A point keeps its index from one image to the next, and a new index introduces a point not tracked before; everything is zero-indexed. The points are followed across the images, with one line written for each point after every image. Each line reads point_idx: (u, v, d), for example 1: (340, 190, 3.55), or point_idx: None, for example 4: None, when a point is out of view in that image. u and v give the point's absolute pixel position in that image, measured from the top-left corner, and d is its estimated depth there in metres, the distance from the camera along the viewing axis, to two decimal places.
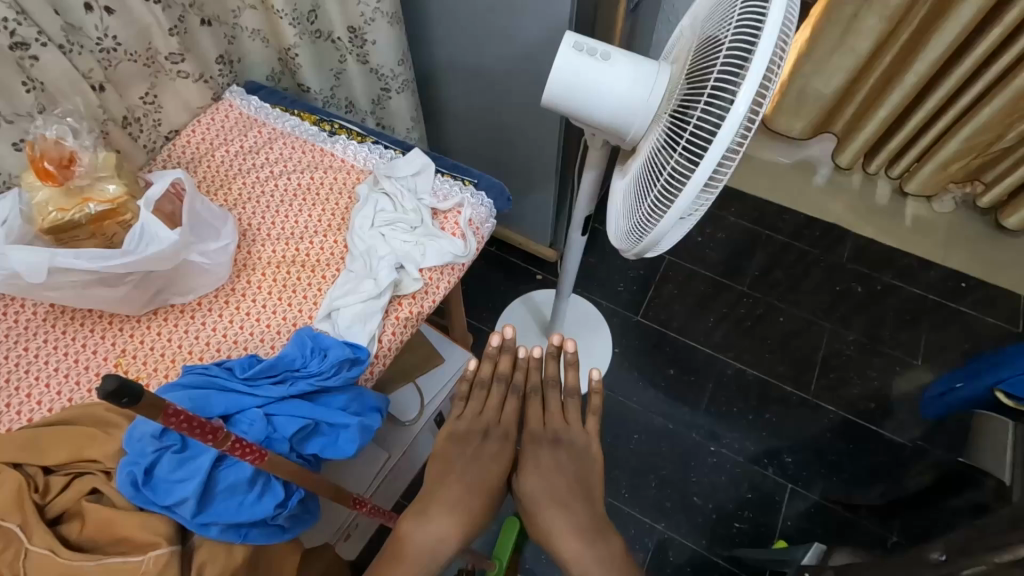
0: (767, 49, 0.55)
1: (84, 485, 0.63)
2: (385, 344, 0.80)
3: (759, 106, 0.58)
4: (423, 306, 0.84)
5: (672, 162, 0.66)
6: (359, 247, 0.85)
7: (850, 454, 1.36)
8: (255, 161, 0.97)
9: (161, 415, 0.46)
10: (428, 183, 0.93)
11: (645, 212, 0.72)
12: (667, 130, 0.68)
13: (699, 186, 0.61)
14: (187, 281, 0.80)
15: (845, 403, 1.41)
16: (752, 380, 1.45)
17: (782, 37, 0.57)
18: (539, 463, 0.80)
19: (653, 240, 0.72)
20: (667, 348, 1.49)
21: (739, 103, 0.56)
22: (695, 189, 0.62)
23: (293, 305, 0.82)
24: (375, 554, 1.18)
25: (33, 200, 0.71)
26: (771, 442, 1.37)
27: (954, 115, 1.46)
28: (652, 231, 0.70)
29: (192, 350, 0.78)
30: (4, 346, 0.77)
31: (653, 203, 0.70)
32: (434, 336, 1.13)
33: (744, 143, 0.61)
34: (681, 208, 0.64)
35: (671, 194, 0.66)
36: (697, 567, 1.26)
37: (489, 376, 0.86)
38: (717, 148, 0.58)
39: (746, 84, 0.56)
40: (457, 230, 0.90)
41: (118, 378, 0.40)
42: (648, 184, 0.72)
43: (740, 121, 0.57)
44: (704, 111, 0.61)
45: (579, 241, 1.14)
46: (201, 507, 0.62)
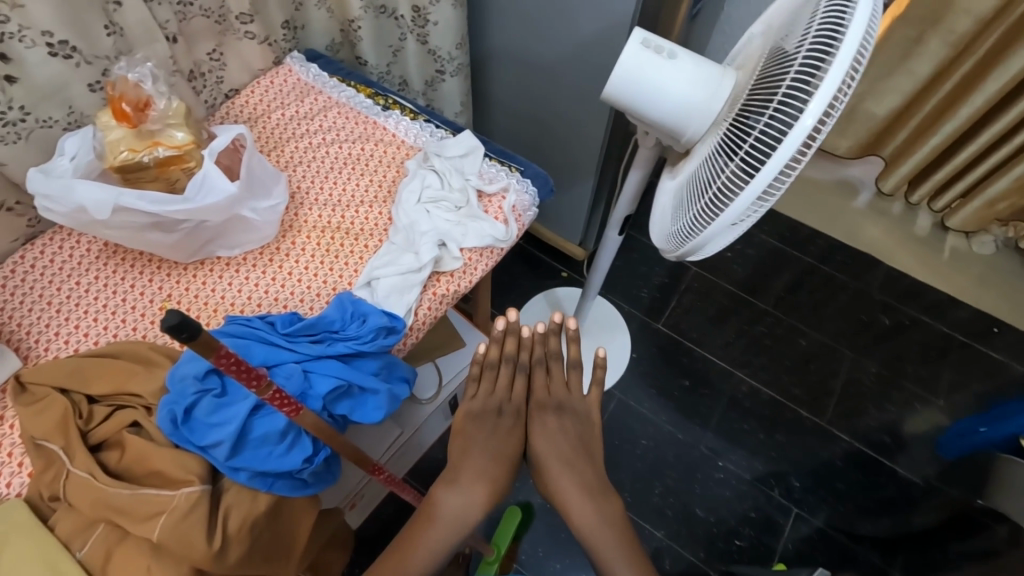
0: (844, 63, 0.55)
1: (125, 418, 0.65)
2: (421, 317, 0.82)
3: (827, 121, 0.57)
4: (460, 285, 0.85)
5: (727, 171, 0.66)
6: (403, 221, 0.87)
7: (859, 484, 1.34)
8: (309, 127, 0.99)
9: (213, 354, 0.47)
10: (475, 165, 0.94)
11: (693, 217, 0.72)
12: (728, 137, 0.68)
13: (754, 195, 0.60)
14: (236, 235, 0.82)
15: (859, 433, 1.39)
16: (766, 400, 1.44)
17: (861, 52, 0.56)
18: (547, 428, 0.81)
19: (697, 246, 0.71)
20: (684, 358, 1.49)
21: (805, 117, 0.55)
22: (748, 199, 0.61)
23: (335, 270, 0.84)
24: (377, 523, 1.21)
25: (106, 139, 0.73)
26: (779, 463, 1.37)
27: (1006, 152, 1.43)
28: (697, 236, 0.70)
29: (234, 303, 0.81)
30: (58, 278, 0.80)
31: (702, 209, 0.70)
32: (455, 319, 1.14)
33: (803, 160, 0.59)
34: (732, 217, 0.63)
35: (722, 201, 0.65)
36: None
37: (497, 359, 0.82)
38: (777, 158, 0.57)
39: (816, 99, 0.55)
40: (500, 214, 0.91)
41: (180, 314, 0.42)
42: (700, 190, 0.71)
43: (806, 132, 0.56)
44: (769, 120, 0.61)
45: (614, 240, 1.13)
46: (234, 452, 0.64)
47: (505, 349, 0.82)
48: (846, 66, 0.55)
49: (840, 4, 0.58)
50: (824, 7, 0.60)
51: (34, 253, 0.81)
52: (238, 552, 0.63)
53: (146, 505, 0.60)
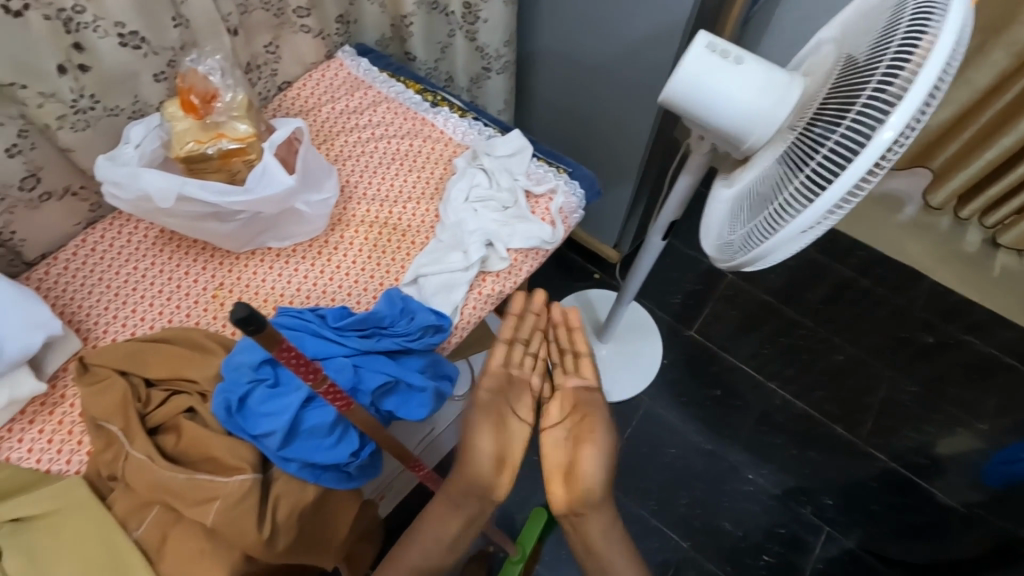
0: (930, 75, 0.52)
1: (181, 403, 0.67)
2: (466, 316, 0.82)
3: (907, 136, 0.55)
4: (505, 285, 0.85)
5: (790, 187, 0.64)
6: (450, 219, 0.87)
7: (894, 507, 1.30)
8: (358, 121, 0.99)
9: (275, 347, 0.48)
10: (523, 165, 0.93)
11: (750, 230, 0.71)
12: (794, 152, 0.66)
13: (821, 210, 0.58)
14: (289, 227, 0.83)
15: (895, 453, 1.35)
16: (799, 414, 1.40)
17: (948, 64, 0.54)
18: None
19: (754, 259, 0.70)
20: (715, 367, 1.46)
21: (879, 137, 0.53)
22: (815, 214, 0.59)
23: (382, 266, 0.85)
24: (402, 516, 1.22)
25: (174, 130, 0.74)
26: (809, 479, 1.33)
27: None
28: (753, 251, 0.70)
29: (283, 294, 0.82)
30: (117, 262, 0.82)
31: (761, 223, 0.69)
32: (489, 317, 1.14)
33: (874, 179, 0.58)
34: (795, 231, 0.62)
35: (786, 214, 0.64)
36: None
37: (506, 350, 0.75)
38: (848, 175, 0.56)
39: (893, 119, 0.53)
40: (547, 216, 0.90)
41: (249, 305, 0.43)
42: (760, 204, 0.70)
43: (880, 151, 0.54)
44: (843, 132, 0.59)
45: (656, 244, 1.12)
46: (285, 442, 0.65)
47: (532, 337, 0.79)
48: (931, 83, 0.52)
49: (927, 16, 0.55)
50: (909, 18, 0.57)
51: (96, 237, 0.84)
52: (285, 541, 0.64)
53: (199, 491, 0.61)
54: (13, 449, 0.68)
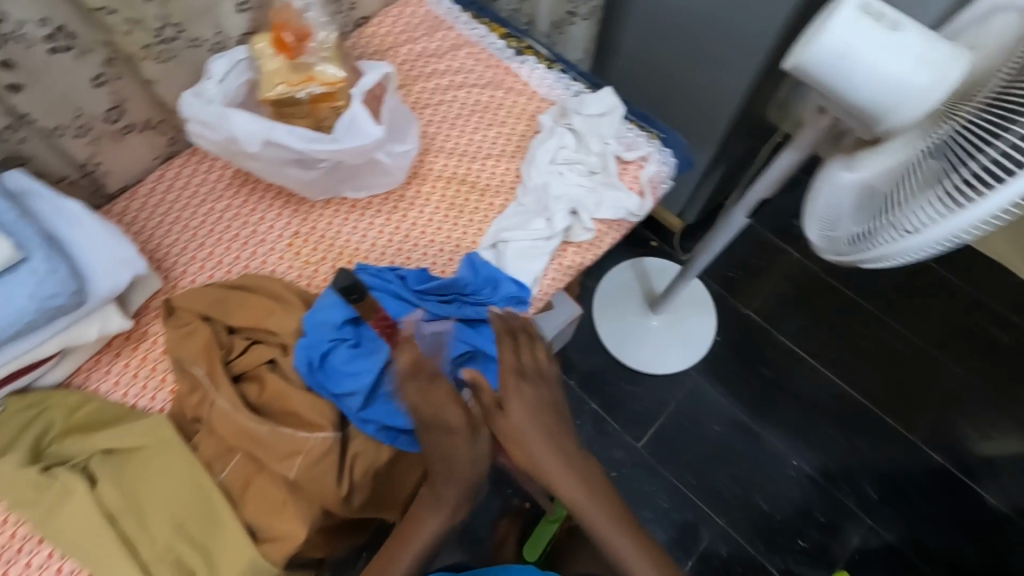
0: None
1: (264, 354, 0.67)
2: (544, 288, 0.78)
3: None
4: (585, 258, 0.80)
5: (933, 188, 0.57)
6: (535, 182, 0.82)
7: (943, 506, 1.25)
8: (437, 65, 0.93)
9: None
10: (614, 127, 0.86)
11: (873, 228, 0.64)
12: (948, 146, 0.58)
13: (978, 214, 0.51)
14: (368, 177, 0.79)
15: (952, 453, 1.29)
16: (852, 404, 1.33)
17: None
18: None
19: (876, 256, 0.63)
20: (768, 347, 1.37)
21: None
22: (962, 222, 0.52)
23: (459, 226, 0.81)
24: None
25: (263, 69, 0.70)
26: (854, 467, 1.28)
27: None
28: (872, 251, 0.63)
29: (358, 248, 0.79)
30: (194, 201, 0.81)
31: (887, 222, 0.62)
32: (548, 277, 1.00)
33: None
34: (938, 233, 0.55)
35: (926, 212, 0.56)
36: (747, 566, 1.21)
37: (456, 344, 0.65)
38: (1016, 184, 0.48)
39: None
40: (635, 185, 0.84)
41: None
42: (890, 199, 0.63)
43: None
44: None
45: (739, 222, 1.02)
46: (365, 403, 0.64)
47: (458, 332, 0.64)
48: None
49: None
50: None
51: (173, 172, 0.82)
52: (360, 500, 0.65)
53: (284, 443, 0.62)
54: (101, 381, 0.70)
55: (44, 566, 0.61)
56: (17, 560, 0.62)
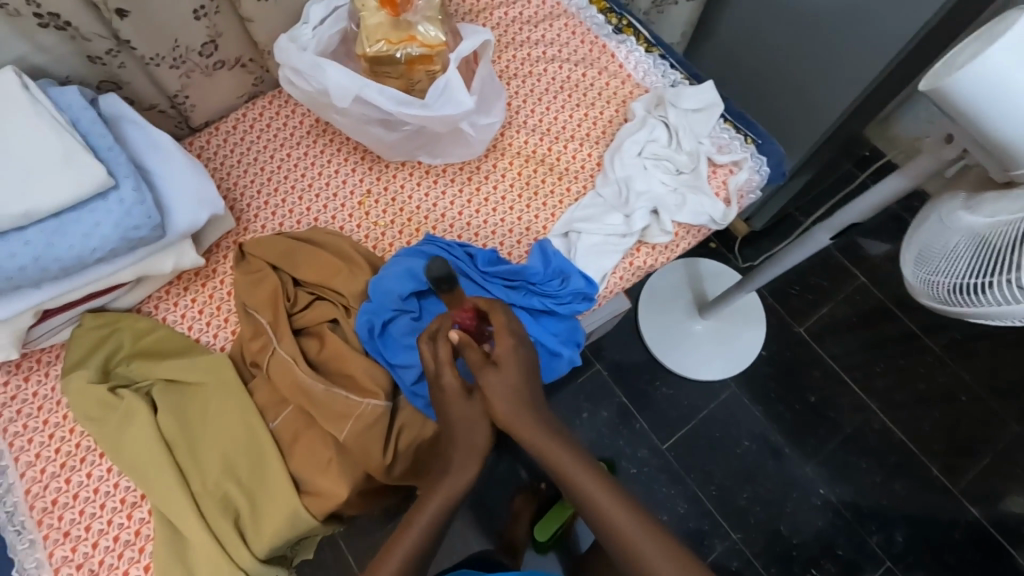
0: None
1: (325, 312, 0.67)
2: (610, 285, 0.76)
3: None
4: (657, 261, 0.77)
5: None
6: (618, 172, 0.78)
7: (975, 566, 1.19)
8: (530, 33, 0.88)
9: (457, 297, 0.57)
10: (709, 125, 0.81)
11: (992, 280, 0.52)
12: None
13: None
14: (448, 145, 0.77)
15: (996, 514, 1.22)
16: (898, 446, 1.26)
17: None
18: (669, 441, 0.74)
19: (978, 314, 0.54)
20: (817, 373, 1.31)
21: None
22: None
23: (532, 208, 0.78)
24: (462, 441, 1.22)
25: (364, 23, 0.68)
26: (887, 510, 1.22)
27: None
28: (989, 308, 0.52)
29: (428, 216, 0.78)
30: (271, 145, 0.80)
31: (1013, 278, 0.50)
32: None
33: None
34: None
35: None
36: None
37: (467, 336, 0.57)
38: None
39: None
40: (721, 191, 0.80)
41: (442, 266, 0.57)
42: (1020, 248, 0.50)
43: None
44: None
45: (819, 241, 0.92)
46: (420, 377, 0.64)
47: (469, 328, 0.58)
48: None
49: None
50: None
51: (255, 113, 0.81)
52: (401, 469, 0.65)
53: (337, 404, 0.63)
54: (168, 312, 0.72)
55: (103, 479, 0.65)
56: (79, 469, 0.65)
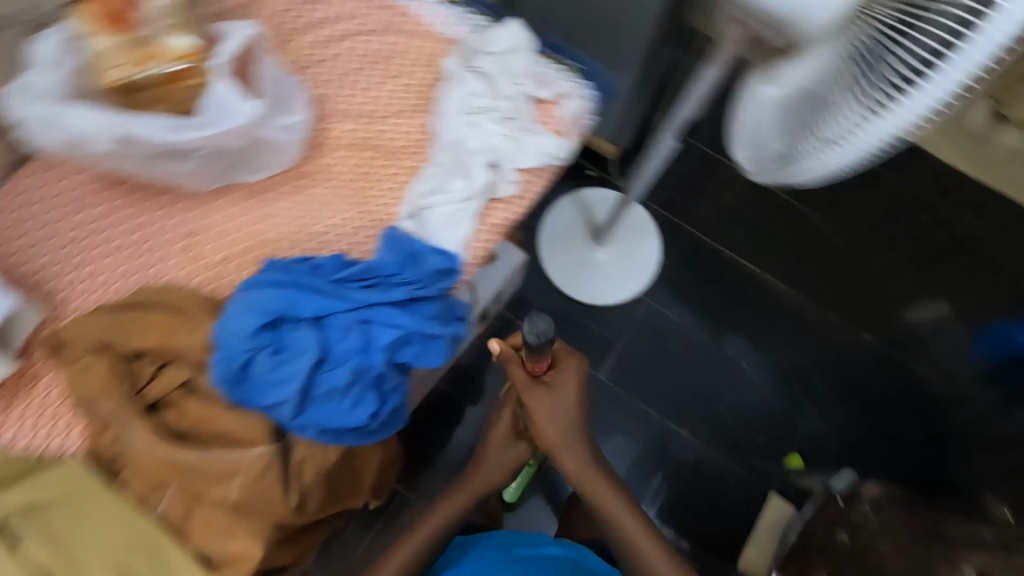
0: None
1: (177, 377, 0.61)
2: (475, 251, 0.73)
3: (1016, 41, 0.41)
4: (516, 212, 0.75)
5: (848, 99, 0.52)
6: (449, 136, 0.76)
7: (883, 384, 1.32)
8: (316, 10, 0.81)
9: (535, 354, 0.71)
10: (526, 63, 0.79)
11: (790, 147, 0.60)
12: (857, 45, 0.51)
13: (875, 143, 0.50)
14: (256, 158, 0.71)
15: (890, 334, 1.35)
16: (797, 302, 1.37)
17: None
18: None
19: (790, 176, 0.62)
20: (712, 262, 1.39)
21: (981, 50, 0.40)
22: (881, 135, 0.49)
23: (373, 198, 0.74)
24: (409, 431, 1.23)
25: (96, 51, 0.64)
26: (801, 363, 1.34)
27: None
28: (795, 170, 0.60)
29: (265, 239, 0.72)
30: (58, 214, 0.69)
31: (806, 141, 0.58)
32: None
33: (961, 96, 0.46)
34: (841, 161, 0.55)
35: (827, 139, 0.55)
36: (709, 469, 1.30)
37: (512, 359, 0.75)
38: (926, 96, 0.44)
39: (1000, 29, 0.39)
40: (556, 126, 0.78)
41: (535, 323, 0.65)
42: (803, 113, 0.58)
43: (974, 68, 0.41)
44: (911, 45, 0.46)
45: (668, 144, 0.98)
46: (299, 409, 0.60)
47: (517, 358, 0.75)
48: None
49: None
50: None
51: (26, 185, 0.70)
52: (316, 502, 0.64)
53: (218, 466, 0.58)
54: None
55: None
56: None
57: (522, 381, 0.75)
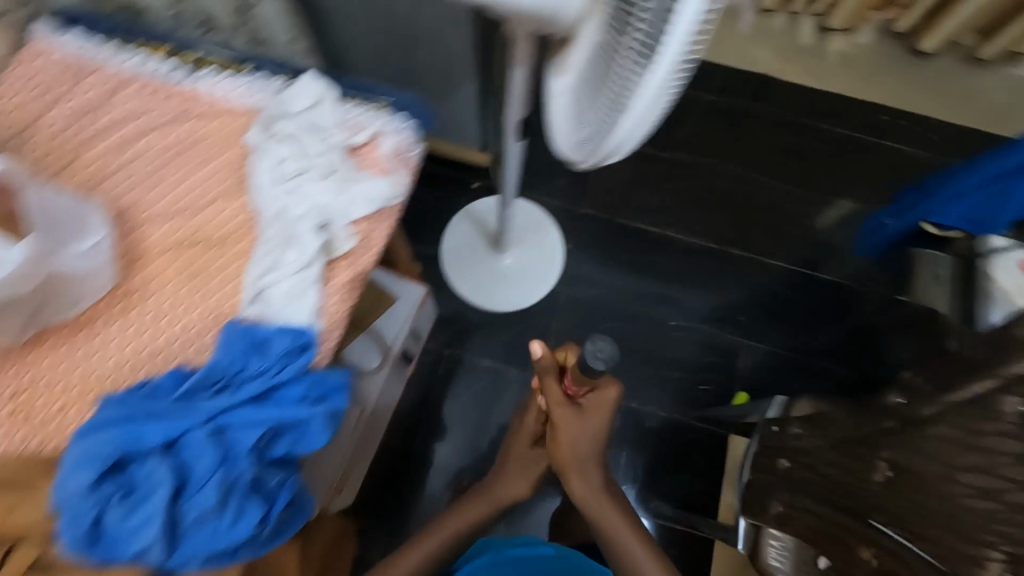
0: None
1: (25, 558, 0.55)
2: (332, 317, 0.70)
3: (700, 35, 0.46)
4: (364, 263, 0.73)
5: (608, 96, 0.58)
6: (271, 209, 0.73)
7: (795, 300, 1.48)
8: (95, 119, 0.77)
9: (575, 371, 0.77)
10: (331, 114, 0.77)
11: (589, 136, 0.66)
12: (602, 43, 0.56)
13: (656, 92, 0.49)
14: (63, 293, 0.66)
15: (789, 256, 1.51)
16: (702, 249, 1.52)
17: None
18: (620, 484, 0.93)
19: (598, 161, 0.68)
20: (629, 232, 1.51)
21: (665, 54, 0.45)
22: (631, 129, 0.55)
23: (210, 294, 0.70)
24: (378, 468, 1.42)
25: None
26: (721, 304, 1.48)
27: None
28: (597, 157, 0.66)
29: (101, 374, 0.66)
30: None
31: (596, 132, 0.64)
32: (387, 279, 1.28)
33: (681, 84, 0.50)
34: (640, 119, 0.54)
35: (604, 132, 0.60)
36: (674, 429, 1.40)
37: (546, 365, 0.84)
38: (644, 97, 0.49)
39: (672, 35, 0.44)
40: (381, 166, 0.77)
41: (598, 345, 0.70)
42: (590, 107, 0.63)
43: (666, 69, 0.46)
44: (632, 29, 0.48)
45: (516, 147, 1.02)
46: (172, 545, 0.57)
47: (553, 370, 0.83)
48: None
49: None
50: None
51: None
52: None
53: None
54: None
55: None
56: None
57: (556, 397, 0.82)
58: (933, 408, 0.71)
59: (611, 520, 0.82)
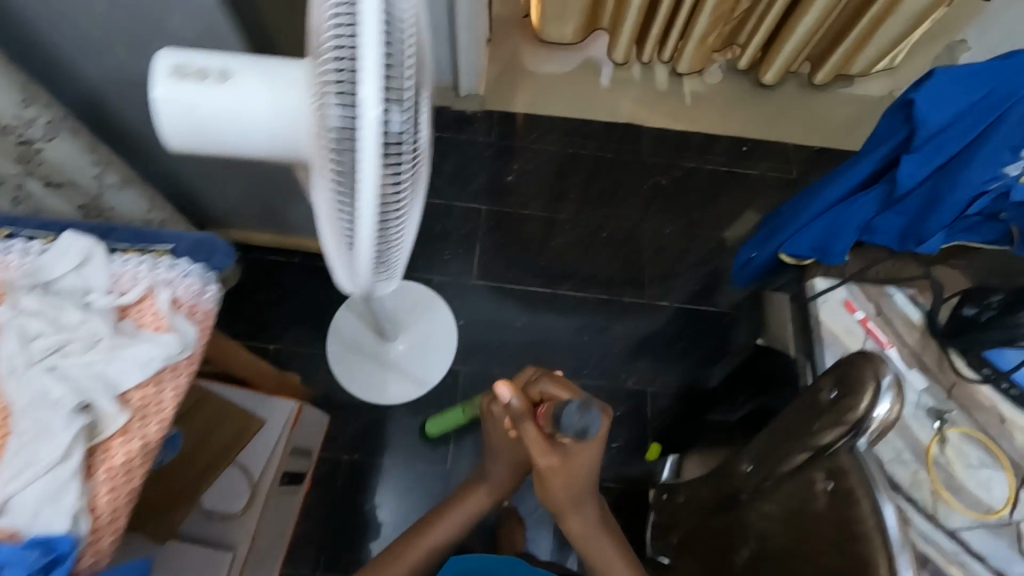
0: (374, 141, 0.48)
1: None
2: (104, 509, 0.63)
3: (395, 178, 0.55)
4: (144, 437, 0.66)
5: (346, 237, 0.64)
6: (22, 399, 0.63)
7: (687, 333, 1.70)
8: None
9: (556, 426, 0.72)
10: (101, 272, 0.70)
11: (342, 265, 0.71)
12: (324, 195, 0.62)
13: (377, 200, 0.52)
14: None
15: (677, 294, 1.75)
16: (594, 302, 1.72)
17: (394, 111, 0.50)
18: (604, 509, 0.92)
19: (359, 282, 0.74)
20: (511, 299, 1.71)
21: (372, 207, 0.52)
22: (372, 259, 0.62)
23: None
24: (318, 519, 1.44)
25: None
26: (637, 337, 1.69)
27: (680, 25, 1.83)
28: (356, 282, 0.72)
29: None
30: None
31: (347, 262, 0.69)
32: (248, 400, 1.21)
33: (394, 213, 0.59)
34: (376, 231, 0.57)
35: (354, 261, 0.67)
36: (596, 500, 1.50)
37: (519, 411, 0.77)
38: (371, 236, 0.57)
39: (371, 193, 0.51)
40: (160, 322, 0.70)
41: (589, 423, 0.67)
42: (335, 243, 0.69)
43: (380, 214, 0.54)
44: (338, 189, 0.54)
45: None
46: None
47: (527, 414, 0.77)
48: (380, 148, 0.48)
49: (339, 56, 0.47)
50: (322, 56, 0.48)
51: None
52: None
53: None
54: None
55: None
56: None
57: (536, 443, 0.76)
58: (767, 484, 0.70)
59: (600, 553, 0.86)
